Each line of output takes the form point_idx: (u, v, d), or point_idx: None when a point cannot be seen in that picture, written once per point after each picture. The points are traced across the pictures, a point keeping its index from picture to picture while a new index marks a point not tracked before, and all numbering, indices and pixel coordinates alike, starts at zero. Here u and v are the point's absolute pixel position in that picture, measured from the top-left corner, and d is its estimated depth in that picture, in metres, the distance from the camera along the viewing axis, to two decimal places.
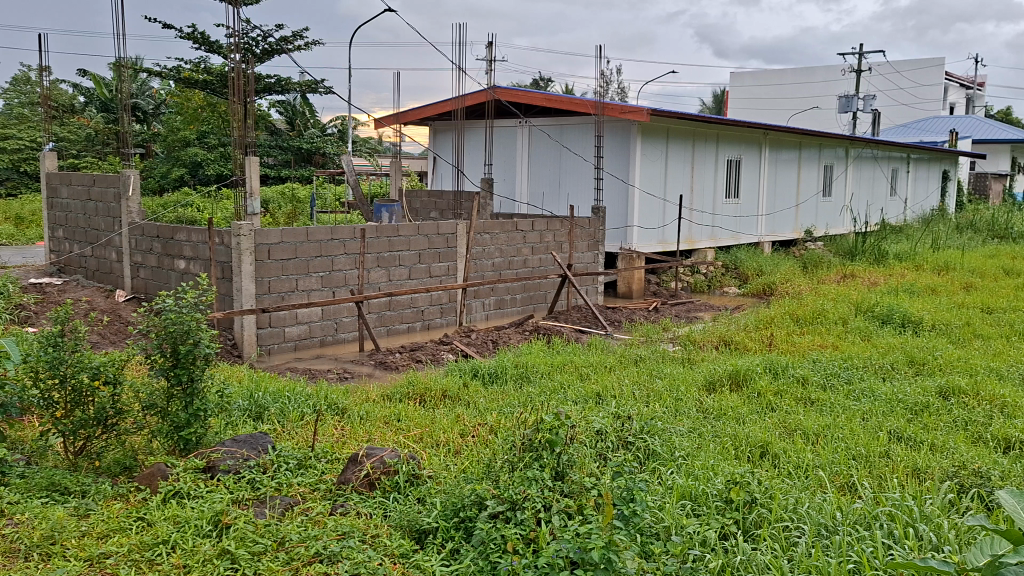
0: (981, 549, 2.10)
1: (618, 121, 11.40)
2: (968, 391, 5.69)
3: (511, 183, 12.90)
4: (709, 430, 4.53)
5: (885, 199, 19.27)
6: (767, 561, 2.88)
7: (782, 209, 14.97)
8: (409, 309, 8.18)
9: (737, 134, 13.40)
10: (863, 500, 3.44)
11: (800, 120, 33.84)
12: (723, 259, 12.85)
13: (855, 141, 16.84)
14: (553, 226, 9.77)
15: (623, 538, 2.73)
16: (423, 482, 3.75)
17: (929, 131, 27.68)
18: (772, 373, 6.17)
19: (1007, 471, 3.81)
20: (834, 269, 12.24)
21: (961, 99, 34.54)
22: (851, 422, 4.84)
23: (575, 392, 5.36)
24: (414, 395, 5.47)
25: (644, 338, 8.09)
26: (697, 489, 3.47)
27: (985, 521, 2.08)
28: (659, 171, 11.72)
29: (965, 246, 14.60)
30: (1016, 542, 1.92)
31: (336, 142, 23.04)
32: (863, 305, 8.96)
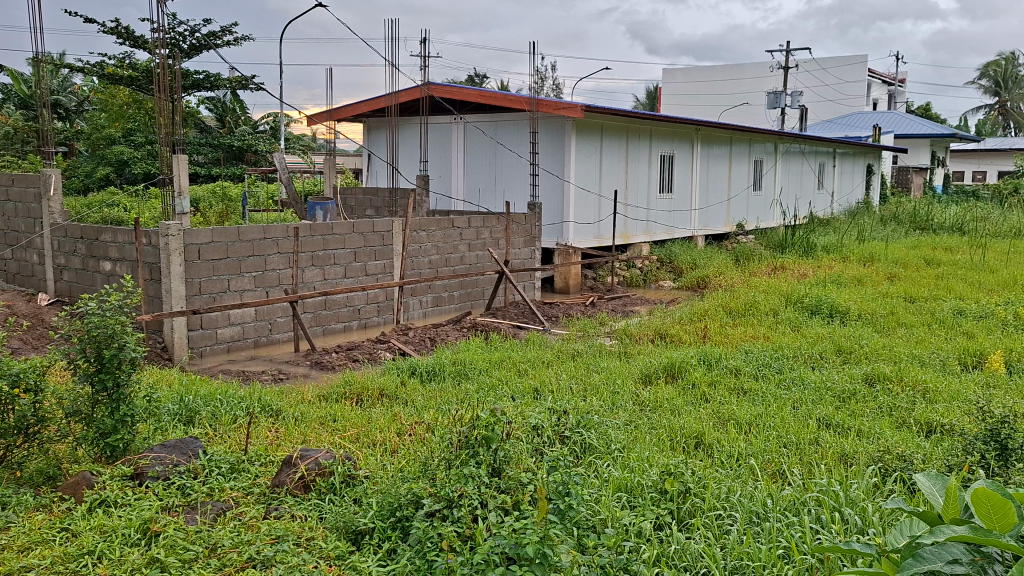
0: (900, 531, 2.24)
1: (552, 117, 11.45)
2: (891, 377, 5.89)
3: (447, 179, 12.85)
4: (645, 423, 4.58)
5: (813, 193, 19.78)
6: (700, 549, 2.93)
7: (715, 203, 15.24)
8: (345, 308, 8.09)
9: (670, 129, 13.58)
10: (792, 486, 3.52)
11: (731, 115, 34.51)
12: (658, 253, 13.04)
13: (784, 137, 17.25)
14: (489, 223, 9.77)
15: (558, 531, 2.75)
16: (359, 482, 3.72)
17: (854, 126, 28.53)
18: (705, 364, 6.30)
19: (928, 454, 3.94)
20: (765, 262, 12.51)
21: (883, 95, 35.61)
22: (782, 411, 4.97)
23: (514, 388, 5.38)
24: (350, 395, 5.42)
25: (582, 333, 8.15)
26: (632, 481, 3.52)
27: (904, 504, 2.23)
28: (593, 166, 11.82)
29: (888, 237, 15.08)
30: (929, 522, 1.99)
31: (268, 140, 22.63)
32: (792, 296, 9.19)
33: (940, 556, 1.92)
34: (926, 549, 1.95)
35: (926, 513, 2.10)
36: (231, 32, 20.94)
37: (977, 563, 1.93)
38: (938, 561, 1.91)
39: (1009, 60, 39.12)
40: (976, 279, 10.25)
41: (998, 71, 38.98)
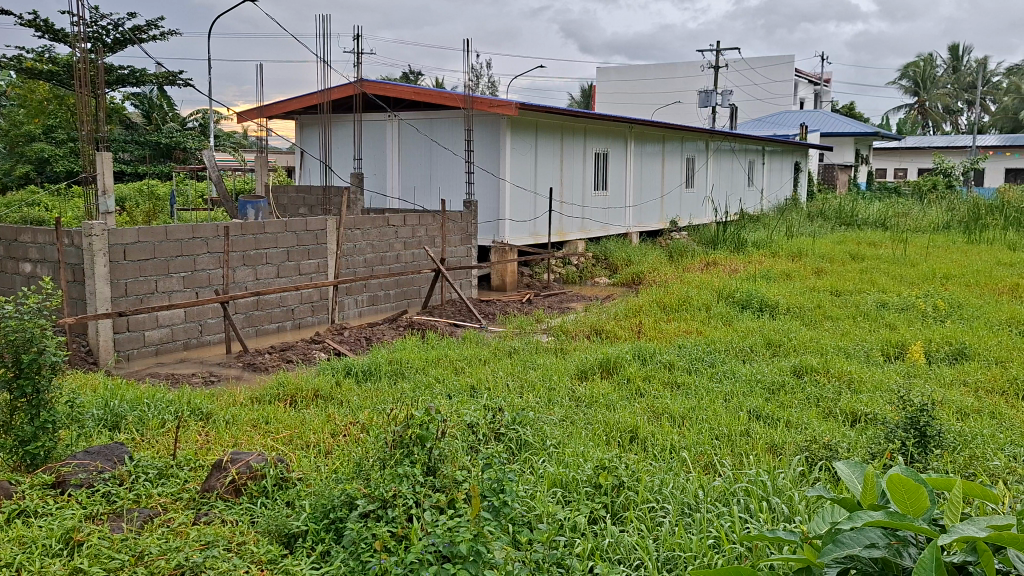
0: (822, 518, 2.30)
1: (487, 114, 11.46)
2: (819, 369, 6.06)
3: (381, 177, 12.75)
4: (580, 418, 4.62)
5: (743, 190, 20.20)
6: (633, 542, 2.98)
7: (648, 200, 15.44)
8: (278, 309, 7.96)
9: (603, 128, 13.71)
10: (723, 477, 3.60)
11: (664, 114, 35.02)
12: (593, 250, 13.15)
13: (714, 135, 17.58)
14: (424, 220, 9.72)
15: (492, 528, 2.76)
16: (292, 485, 3.66)
17: (782, 125, 29.22)
18: (640, 359, 6.39)
19: (853, 443, 4.06)
20: (697, 258, 12.73)
21: (809, 95, 36.57)
22: (714, 404, 5.07)
23: (451, 386, 5.38)
24: (284, 396, 5.34)
25: (519, 330, 8.18)
26: (567, 476, 3.55)
27: (826, 493, 2.31)
28: (528, 164, 11.87)
29: (815, 233, 15.50)
30: (848, 509, 2.05)
31: (198, 137, 22.10)
32: (724, 291, 9.36)
33: (858, 540, 1.98)
34: (845, 534, 2.01)
35: (845, 499, 2.18)
36: (156, 27, 20.39)
37: (893, 546, 1.98)
38: (856, 546, 1.97)
39: (927, 61, 40.57)
40: (898, 273, 10.60)
41: (918, 71, 40.40)
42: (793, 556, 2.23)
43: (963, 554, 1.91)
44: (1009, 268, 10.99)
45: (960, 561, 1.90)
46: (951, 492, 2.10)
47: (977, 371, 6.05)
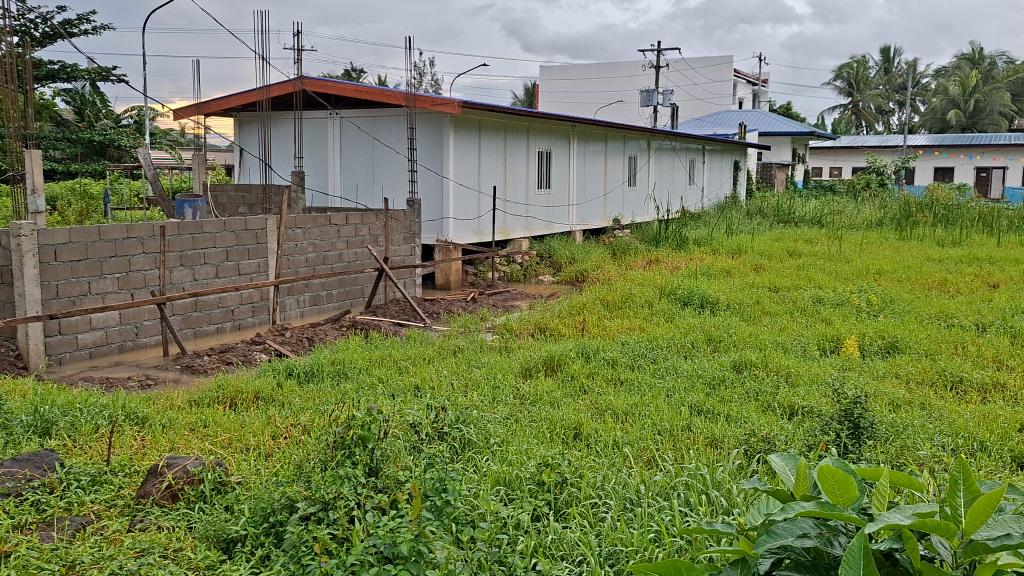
0: (757, 509, 2.34)
1: (430, 113, 11.41)
2: (758, 364, 6.18)
3: (323, 176, 12.60)
4: (525, 416, 4.64)
5: (684, 188, 20.47)
6: (577, 538, 3.00)
7: (591, 198, 15.55)
8: (217, 309, 7.81)
9: (546, 126, 13.76)
10: (664, 472, 3.65)
11: (606, 113, 35.32)
12: (537, 249, 13.19)
13: (656, 133, 17.79)
14: (367, 219, 9.64)
15: (434, 527, 2.76)
16: (231, 489, 3.59)
17: (722, 125, 29.72)
18: (584, 356, 6.44)
19: (790, 435, 4.15)
20: (640, 255, 12.87)
21: (748, 94, 37.24)
22: (657, 399, 5.14)
23: (394, 386, 5.34)
24: (224, 399, 5.24)
25: (463, 329, 8.16)
26: (511, 474, 3.56)
27: (760, 484, 2.36)
28: (472, 163, 11.85)
29: (754, 230, 15.79)
30: (780, 501, 2.10)
31: (133, 134, 21.54)
32: (666, 288, 9.49)
33: (791, 531, 2.04)
34: (778, 525, 2.06)
35: (779, 491, 2.23)
36: (88, 21, 19.81)
37: (825, 535, 2.02)
38: (789, 536, 2.02)
39: (860, 63, 41.65)
40: (834, 269, 10.87)
41: (851, 72, 41.43)
42: (731, 548, 2.28)
43: (889, 541, 1.96)
44: (938, 263, 11.37)
45: (887, 548, 1.95)
46: (878, 481, 2.15)
47: (908, 364, 6.24)
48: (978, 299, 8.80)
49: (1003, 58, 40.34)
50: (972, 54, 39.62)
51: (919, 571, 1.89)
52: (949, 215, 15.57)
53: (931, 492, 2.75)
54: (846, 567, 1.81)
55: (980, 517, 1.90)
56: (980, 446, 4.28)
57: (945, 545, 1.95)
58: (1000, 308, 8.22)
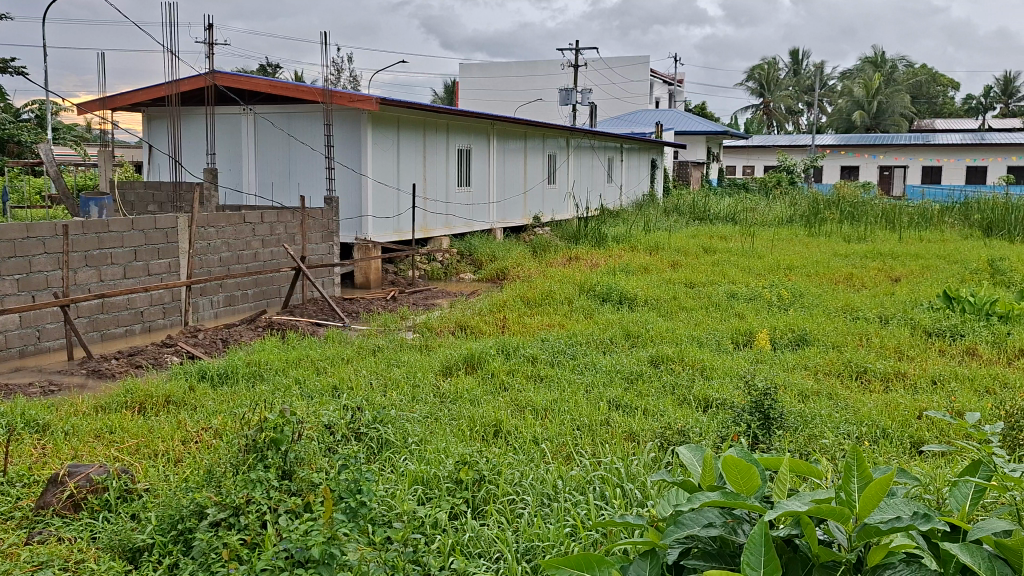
0: (666, 502, 2.39)
1: (346, 109, 11.26)
2: (674, 358, 6.31)
3: (236, 173, 12.30)
4: (444, 415, 4.62)
5: (602, 185, 20.72)
6: (493, 535, 3.01)
7: (511, 196, 15.59)
8: (125, 311, 7.54)
9: (465, 124, 13.74)
10: (581, 466, 3.69)
11: (526, 111, 35.49)
12: (458, 246, 13.16)
13: (574, 132, 17.98)
14: (283, 217, 9.46)
15: (348, 528, 2.74)
16: (137, 497, 3.48)
17: (638, 124, 30.20)
18: (504, 354, 6.45)
19: (704, 427, 4.25)
20: (560, 253, 12.96)
21: (664, 94, 37.97)
22: (576, 395, 5.19)
23: (311, 386, 5.24)
24: (132, 403, 5.06)
25: (382, 328, 8.07)
26: (428, 473, 3.55)
27: (668, 476, 2.41)
28: (391, 160, 11.75)
29: (671, 227, 16.11)
30: (687, 493, 2.15)
31: (34, 130, 20.62)
32: (585, 285, 9.61)
33: (698, 521, 2.08)
34: (685, 515, 2.10)
35: (686, 482, 2.27)
36: None
37: (729, 524, 2.08)
38: (695, 526, 2.07)
39: (771, 64, 42.88)
40: (746, 264, 11.19)
41: (763, 73, 42.62)
42: (639, 538, 2.29)
43: (789, 527, 2.04)
44: (845, 258, 11.80)
45: (788, 534, 2.02)
46: (779, 470, 2.21)
47: (816, 356, 6.46)
48: (881, 293, 9.17)
49: (904, 62, 42.18)
50: (875, 58, 41.27)
51: (816, 554, 1.96)
52: (855, 212, 16.19)
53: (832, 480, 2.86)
54: (747, 556, 1.86)
55: (872, 501, 1.98)
56: (883, 433, 4.47)
57: (841, 530, 2.02)
58: (902, 301, 8.58)
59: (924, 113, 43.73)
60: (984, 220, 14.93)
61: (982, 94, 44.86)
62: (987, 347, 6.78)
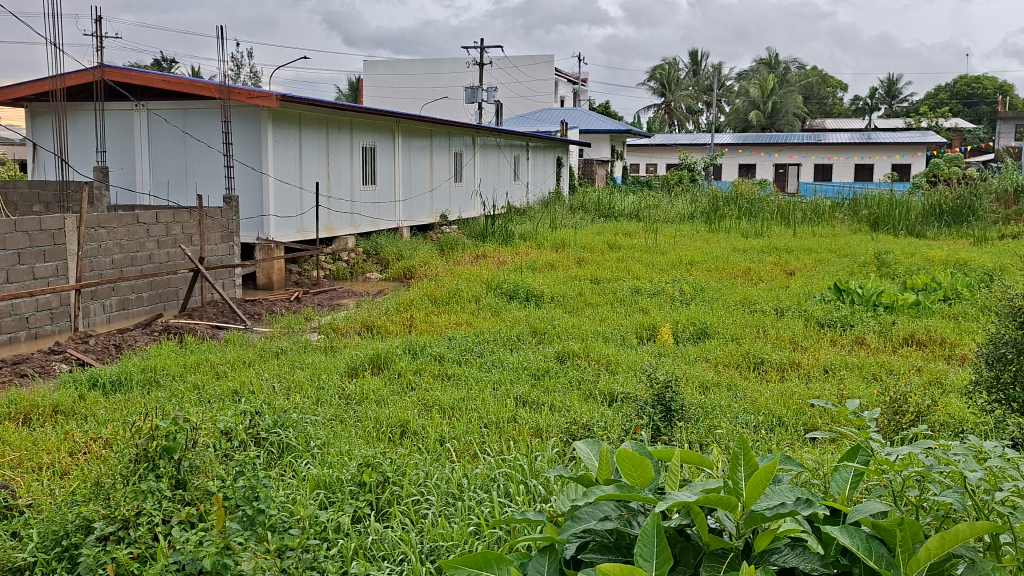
0: (562, 498, 2.42)
1: (245, 106, 10.97)
2: (580, 353, 6.38)
3: (128, 172, 11.83)
4: (350, 416, 4.55)
5: (509, 183, 20.80)
6: (396, 537, 2.98)
7: (418, 194, 15.48)
8: (9, 317, 7.13)
9: (369, 121, 13.59)
10: (484, 464, 3.69)
11: (431, 109, 35.30)
12: (364, 246, 12.99)
13: (480, 130, 18.00)
14: (179, 217, 9.15)
15: (243, 537, 2.67)
16: (18, 513, 3.31)
17: (543, 122, 30.42)
18: (411, 353, 6.40)
19: (608, 421, 4.32)
20: (467, 251, 12.96)
21: (568, 93, 38.39)
22: (483, 393, 5.19)
23: (211, 392, 5.08)
24: (16, 415, 4.81)
25: (286, 330, 7.90)
26: (331, 476, 3.49)
27: (565, 472, 2.43)
28: (292, 158, 11.51)
29: (577, 225, 16.31)
30: (584, 488, 2.18)
31: None
32: (491, 283, 9.62)
33: (594, 515, 2.11)
34: (582, 510, 2.13)
35: (584, 476, 2.30)
36: None
37: (624, 517, 2.11)
38: (591, 520, 2.09)
39: (671, 64, 43.91)
40: (650, 260, 11.42)
41: (663, 73, 43.62)
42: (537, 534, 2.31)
43: (679, 518, 2.09)
44: (743, 254, 12.18)
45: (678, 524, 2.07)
46: (671, 461, 2.26)
47: (716, 348, 6.64)
48: (778, 286, 9.50)
49: (796, 64, 43.95)
50: (769, 60, 42.81)
51: (706, 542, 2.01)
52: (752, 208, 16.74)
53: (721, 468, 2.95)
54: (640, 547, 1.89)
55: (758, 488, 2.04)
56: (778, 421, 4.65)
57: (729, 517, 2.08)
58: (796, 293, 8.91)
59: (816, 113, 45.61)
60: (871, 214, 15.67)
61: (868, 95, 47.08)
62: (875, 336, 7.12)
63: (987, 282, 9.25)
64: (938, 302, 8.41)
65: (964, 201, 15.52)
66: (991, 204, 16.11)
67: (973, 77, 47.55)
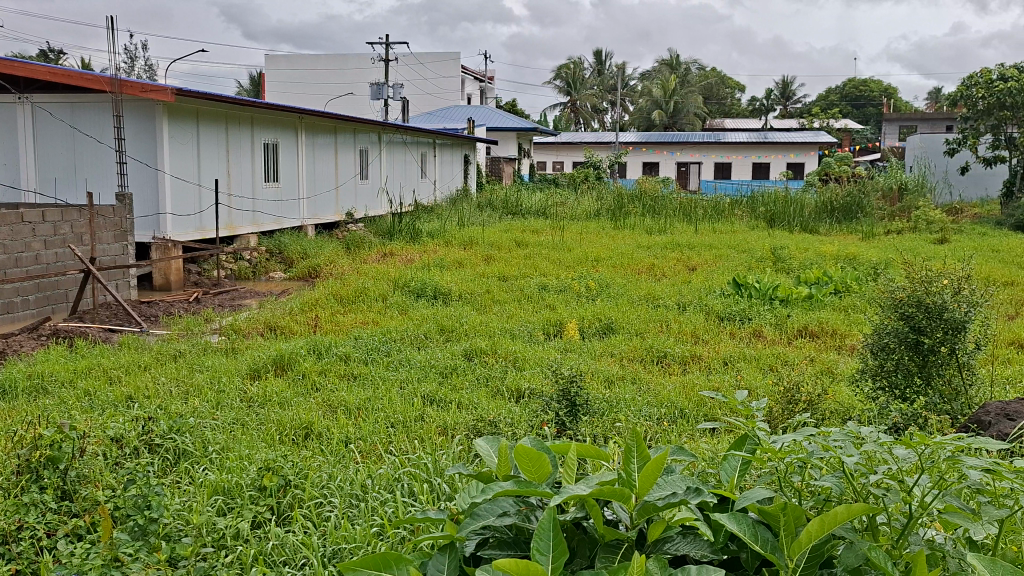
0: (463, 496, 2.41)
1: (138, 100, 10.56)
2: (487, 351, 6.39)
3: (12, 168, 11.24)
4: (251, 420, 4.44)
5: (416, 181, 20.68)
6: (298, 541, 2.92)
7: (323, 192, 15.22)
8: None
9: (270, 117, 13.28)
10: (389, 464, 3.65)
11: (336, 105, 34.74)
12: (266, 245, 12.67)
13: (386, 127, 17.84)
14: (68, 216, 8.72)
15: (133, 548, 2.64)
16: None
17: (450, 120, 30.36)
18: (316, 354, 6.29)
19: (515, 417, 4.36)
20: (374, 249, 12.82)
21: (475, 91, 38.42)
22: (390, 392, 5.14)
23: (103, 398, 4.87)
24: None
25: (185, 332, 7.64)
26: (230, 482, 3.40)
27: (464, 469, 2.42)
28: (190, 154, 11.14)
29: (484, 222, 16.34)
30: (482, 485, 2.18)
31: None
32: (398, 281, 9.53)
33: (492, 511, 2.12)
34: (481, 507, 2.14)
35: (482, 473, 2.30)
36: None
37: (523, 512, 2.13)
38: (490, 516, 2.10)
39: (576, 64, 44.51)
40: (557, 257, 11.54)
41: (569, 72, 44.17)
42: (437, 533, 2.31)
43: (575, 512, 2.12)
44: (647, 250, 12.46)
45: (574, 517, 2.11)
46: (567, 456, 2.29)
47: (621, 343, 6.77)
48: (680, 281, 9.75)
49: (696, 66, 45.23)
50: (670, 61, 43.92)
51: (600, 534, 2.05)
52: (655, 205, 17.11)
53: (618, 462, 3.00)
54: (536, 542, 1.90)
55: (651, 479, 2.08)
56: (680, 413, 4.78)
57: (624, 509, 2.13)
58: (697, 289, 9.16)
59: (715, 113, 47.03)
60: (767, 212, 16.26)
61: (764, 96, 48.80)
62: (771, 329, 7.39)
63: (873, 276, 9.71)
64: (829, 295, 8.80)
65: (853, 199, 16.28)
66: (877, 202, 16.95)
67: (860, 80, 49.98)
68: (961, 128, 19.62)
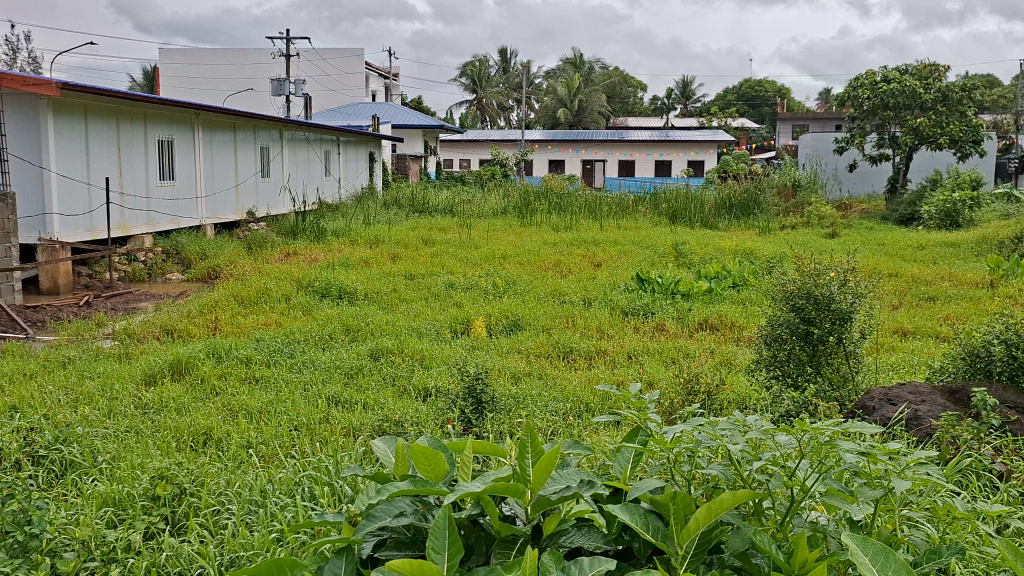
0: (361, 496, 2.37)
1: (20, 94, 10.03)
2: (393, 350, 6.34)
3: None
4: (146, 427, 4.28)
5: (320, 179, 20.31)
6: (193, 550, 2.83)
7: (222, 190, 14.77)
8: None
9: (164, 112, 12.82)
10: (289, 468, 3.58)
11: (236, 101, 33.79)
12: (162, 245, 12.23)
13: (287, 123, 17.48)
14: None
15: (11, 565, 2.57)
16: None
17: (354, 117, 29.93)
18: (215, 357, 6.10)
19: (421, 416, 4.34)
20: (277, 249, 12.51)
21: (379, 87, 38.01)
22: (292, 395, 5.04)
23: None
24: None
25: (74, 337, 7.30)
26: (120, 492, 3.27)
27: (360, 470, 2.38)
28: (77, 152, 10.65)
29: (389, 220, 16.17)
30: (379, 485, 2.16)
31: None
32: (303, 281, 9.35)
33: (389, 512, 2.10)
34: (377, 508, 2.12)
35: (378, 475, 2.28)
36: None
37: (420, 511, 2.12)
38: (386, 517, 2.08)
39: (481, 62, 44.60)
40: (464, 255, 11.52)
41: (474, 70, 44.23)
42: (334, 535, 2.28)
43: (471, 509, 2.13)
44: (552, 247, 12.58)
45: (471, 516, 2.12)
46: (463, 453, 2.28)
47: (527, 340, 6.81)
48: (585, 277, 9.89)
49: (599, 65, 45.96)
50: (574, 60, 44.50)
51: (496, 530, 2.05)
52: (561, 202, 17.29)
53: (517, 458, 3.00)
54: (432, 541, 1.90)
55: (545, 474, 2.10)
56: (586, 407, 4.86)
57: (521, 504, 2.15)
58: (602, 284, 9.31)
59: (618, 112, 47.90)
60: (670, 208, 16.66)
61: (665, 96, 49.97)
62: (673, 322, 7.57)
63: (769, 269, 10.08)
64: (728, 288, 9.07)
65: (750, 195, 16.82)
66: (773, 198, 17.57)
67: (756, 81, 51.78)
68: (849, 128, 20.54)
